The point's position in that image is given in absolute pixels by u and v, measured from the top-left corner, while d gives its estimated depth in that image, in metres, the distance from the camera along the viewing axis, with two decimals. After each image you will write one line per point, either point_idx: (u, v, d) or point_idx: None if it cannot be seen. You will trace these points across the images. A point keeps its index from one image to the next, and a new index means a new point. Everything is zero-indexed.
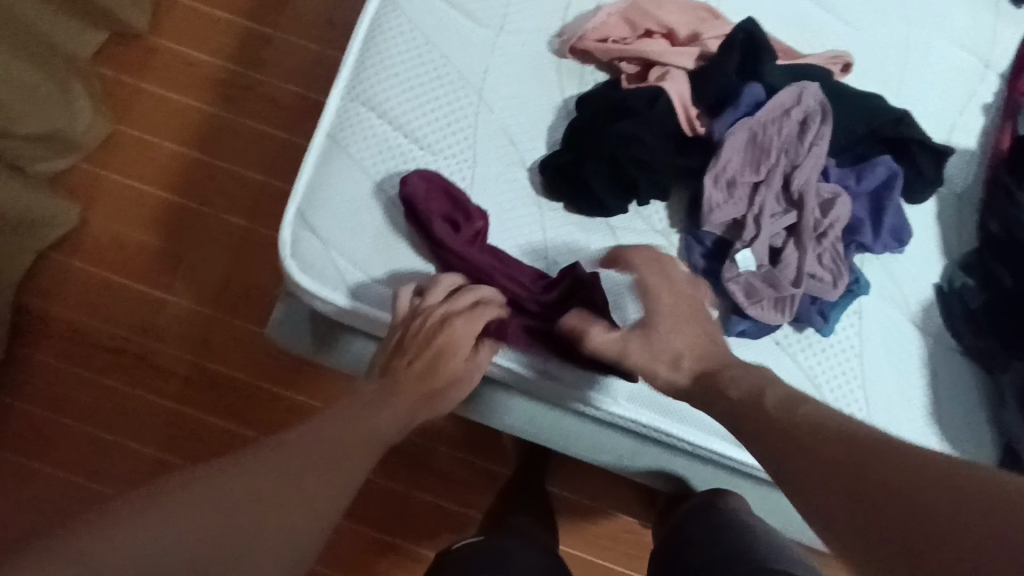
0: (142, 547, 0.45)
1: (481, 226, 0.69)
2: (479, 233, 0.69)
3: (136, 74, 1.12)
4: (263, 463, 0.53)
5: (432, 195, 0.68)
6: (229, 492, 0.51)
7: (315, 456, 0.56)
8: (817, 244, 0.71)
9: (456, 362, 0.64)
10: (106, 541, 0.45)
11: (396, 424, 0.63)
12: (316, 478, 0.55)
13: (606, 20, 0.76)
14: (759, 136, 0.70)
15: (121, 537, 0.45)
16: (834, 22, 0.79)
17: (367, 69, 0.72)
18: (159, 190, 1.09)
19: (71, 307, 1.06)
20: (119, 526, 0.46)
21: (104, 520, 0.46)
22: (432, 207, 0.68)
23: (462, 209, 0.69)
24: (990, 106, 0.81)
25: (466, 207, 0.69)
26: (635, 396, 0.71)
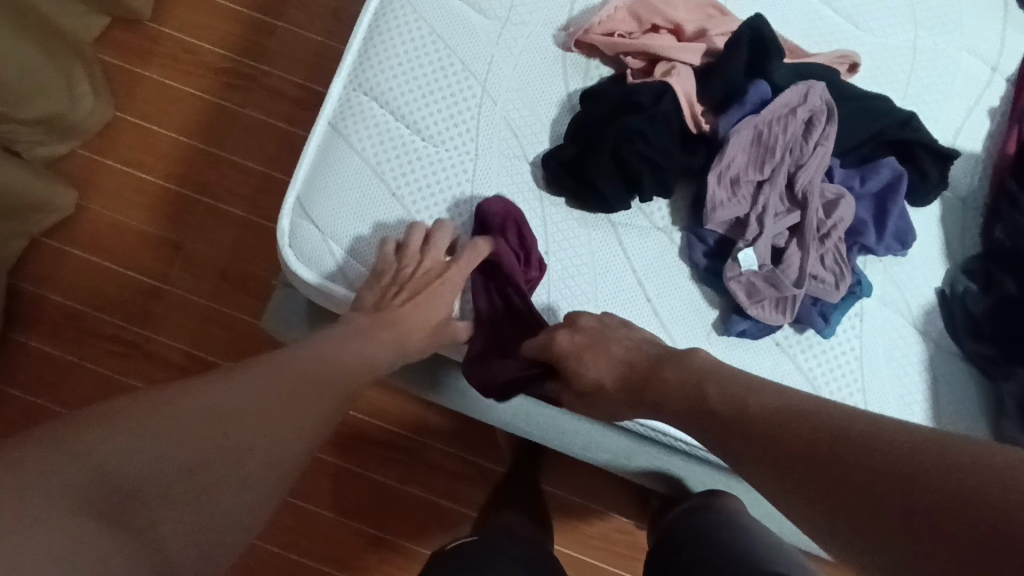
0: (152, 463, 0.44)
1: (534, 277, 0.69)
2: (531, 282, 0.69)
3: (137, 60, 1.11)
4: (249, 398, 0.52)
5: (506, 225, 0.68)
6: (240, 412, 0.51)
7: (312, 386, 0.58)
8: (821, 245, 0.70)
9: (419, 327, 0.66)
10: (118, 451, 0.44)
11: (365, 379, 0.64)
12: (308, 411, 0.56)
13: (612, 14, 0.75)
14: (765, 134, 0.70)
15: (131, 451, 0.44)
16: (843, 22, 0.78)
17: (370, 59, 0.72)
18: (158, 178, 1.08)
19: (65, 294, 1.05)
20: (129, 437, 0.44)
21: (109, 428, 0.44)
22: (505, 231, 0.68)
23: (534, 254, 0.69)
24: (997, 110, 0.80)
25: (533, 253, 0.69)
26: None
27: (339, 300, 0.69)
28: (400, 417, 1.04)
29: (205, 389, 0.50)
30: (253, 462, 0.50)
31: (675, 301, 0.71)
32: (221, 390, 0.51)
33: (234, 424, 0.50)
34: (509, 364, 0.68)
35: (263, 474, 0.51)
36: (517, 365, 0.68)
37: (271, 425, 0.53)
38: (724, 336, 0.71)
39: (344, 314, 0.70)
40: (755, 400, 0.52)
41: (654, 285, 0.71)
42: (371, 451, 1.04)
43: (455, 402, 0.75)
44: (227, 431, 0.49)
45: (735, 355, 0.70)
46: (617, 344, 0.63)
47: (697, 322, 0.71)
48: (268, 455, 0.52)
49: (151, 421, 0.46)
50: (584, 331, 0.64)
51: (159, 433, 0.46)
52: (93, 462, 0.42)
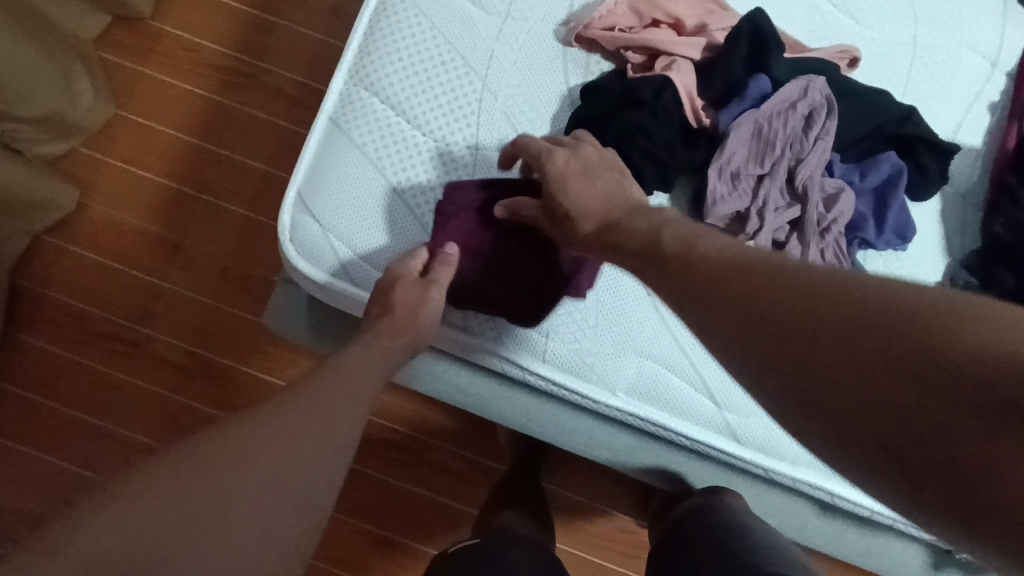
0: (176, 508, 0.45)
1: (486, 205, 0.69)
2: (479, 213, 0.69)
3: (138, 59, 1.11)
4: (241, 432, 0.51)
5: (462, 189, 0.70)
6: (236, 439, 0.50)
7: (338, 405, 0.56)
8: (821, 239, 0.70)
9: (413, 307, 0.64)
10: (145, 500, 0.45)
11: (377, 391, 0.62)
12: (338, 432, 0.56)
13: (613, 8, 0.74)
14: (764, 129, 0.70)
15: (149, 499, 0.45)
16: (843, 19, 0.78)
17: (371, 54, 0.72)
18: (158, 176, 1.08)
19: (67, 294, 1.05)
20: (144, 489, 0.45)
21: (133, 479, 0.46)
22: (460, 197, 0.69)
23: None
24: (997, 105, 0.80)
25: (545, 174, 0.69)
26: (633, 390, 0.71)
27: (336, 295, 0.68)
28: (402, 415, 1.04)
29: (219, 431, 0.51)
30: (282, 494, 0.50)
31: None
32: (243, 429, 0.51)
33: (259, 459, 0.50)
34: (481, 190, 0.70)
35: (295, 508, 0.51)
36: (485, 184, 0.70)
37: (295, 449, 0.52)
38: None
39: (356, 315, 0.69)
40: (710, 248, 0.48)
41: None
42: (372, 450, 1.04)
43: (458, 398, 0.75)
44: (251, 465, 0.49)
45: None
46: (601, 180, 0.62)
47: None
48: (296, 482, 0.51)
49: (170, 469, 0.47)
50: (579, 159, 0.63)
51: (183, 478, 0.47)
52: (113, 515, 0.43)
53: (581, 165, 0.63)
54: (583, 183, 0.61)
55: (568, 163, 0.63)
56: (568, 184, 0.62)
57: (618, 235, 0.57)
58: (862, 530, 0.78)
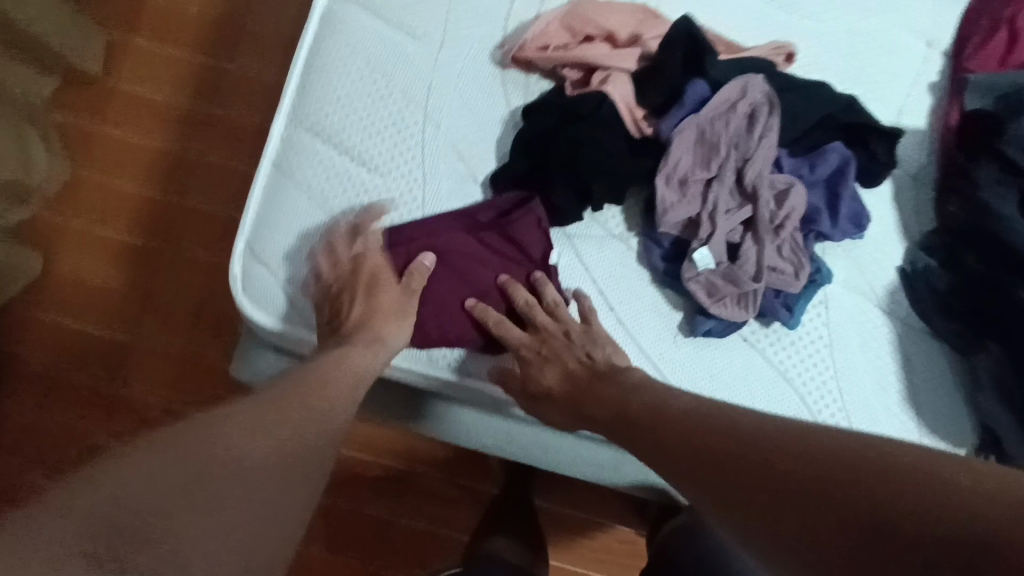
0: (186, 464, 0.43)
1: (490, 225, 0.70)
2: (484, 239, 0.69)
3: (93, 116, 1.09)
4: (259, 415, 0.50)
5: (470, 212, 0.70)
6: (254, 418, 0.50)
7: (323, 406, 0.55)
8: (776, 237, 0.69)
9: (383, 305, 0.65)
10: (149, 463, 0.42)
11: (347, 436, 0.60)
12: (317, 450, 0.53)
13: (546, 28, 0.73)
14: (707, 132, 0.69)
15: (165, 455, 0.43)
16: (778, 12, 0.77)
17: (307, 97, 0.71)
18: (122, 232, 1.07)
19: (39, 359, 1.03)
20: (165, 448, 0.44)
21: (107, 475, 0.41)
22: (472, 221, 0.70)
23: (539, 229, 0.69)
24: (937, 85, 0.78)
25: (504, 200, 0.71)
26: None
27: (273, 331, 0.68)
28: (388, 448, 1.02)
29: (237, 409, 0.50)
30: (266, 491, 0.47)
31: (639, 307, 0.71)
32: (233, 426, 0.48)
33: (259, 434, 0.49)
34: (486, 215, 0.70)
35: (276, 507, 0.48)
36: (486, 209, 0.70)
37: (281, 456, 0.49)
38: (691, 337, 0.71)
39: (305, 350, 0.68)
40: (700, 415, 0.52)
41: (616, 292, 0.71)
42: (364, 487, 1.02)
43: (437, 430, 0.74)
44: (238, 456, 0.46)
45: (705, 355, 0.71)
46: (569, 358, 0.66)
47: (663, 325, 0.71)
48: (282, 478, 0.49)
49: (193, 432, 0.46)
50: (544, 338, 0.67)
51: (180, 449, 0.44)
52: (128, 469, 0.41)
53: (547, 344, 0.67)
54: (545, 367, 0.66)
55: (527, 351, 0.66)
56: (531, 372, 0.66)
57: (589, 402, 0.63)
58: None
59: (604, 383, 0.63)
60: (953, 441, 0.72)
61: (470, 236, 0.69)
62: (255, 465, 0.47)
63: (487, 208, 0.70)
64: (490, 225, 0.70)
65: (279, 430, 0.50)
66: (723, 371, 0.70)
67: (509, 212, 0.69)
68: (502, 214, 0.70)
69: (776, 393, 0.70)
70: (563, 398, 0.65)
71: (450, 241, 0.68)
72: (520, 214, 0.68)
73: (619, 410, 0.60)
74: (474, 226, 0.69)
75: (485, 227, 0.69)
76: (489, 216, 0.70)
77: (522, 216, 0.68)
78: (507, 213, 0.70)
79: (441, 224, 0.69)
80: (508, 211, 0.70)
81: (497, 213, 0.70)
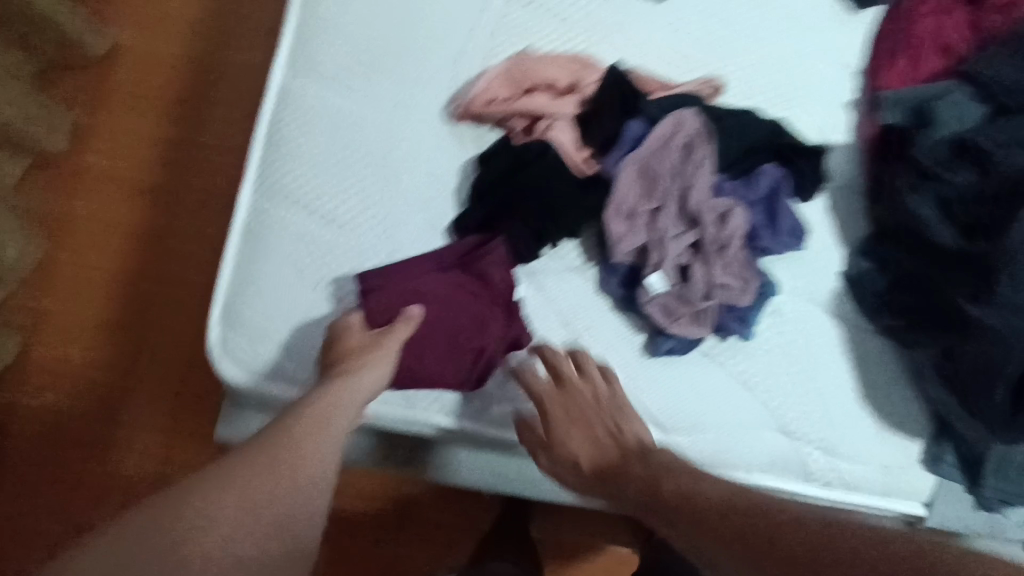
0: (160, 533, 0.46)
1: (456, 265, 0.74)
2: (453, 277, 0.73)
3: (64, 195, 1.12)
4: (243, 475, 0.51)
5: (437, 256, 0.74)
6: (237, 478, 0.50)
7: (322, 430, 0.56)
8: (721, 256, 0.74)
9: (363, 350, 0.64)
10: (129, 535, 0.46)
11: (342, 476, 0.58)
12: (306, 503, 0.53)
13: (489, 83, 0.77)
14: (649, 166, 0.75)
15: (145, 525, 0.46)
16: (703, 49, 0.83)
17: (271, 164, 0.75)
18: (99, 306, 1.09)
19: (28, 440, 1.04)
20: (149, 515, 0.47)
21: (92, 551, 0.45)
22: (439, 262, 0.74)
23: (502, 267, 0.73)
24: (853, 103, 0.85)
25: (466, 242, 0.75)
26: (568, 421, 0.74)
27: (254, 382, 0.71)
28: (381, 493, 1.04)
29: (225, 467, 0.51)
30: (246, 532, 0.49)
31: (604, 334, 0.75)
32: (224, 464, 0.52)
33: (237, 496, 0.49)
34: (449, 253, 0.75)
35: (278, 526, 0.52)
36: (450, 247, 0.75)
37: (263, 515, 0.50)
38: (655, 356, 0.75)
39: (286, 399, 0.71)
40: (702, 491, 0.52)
41: (580, 321, 0.75)
42: (360, 533, 1.03)
43: (422, 471, 0.79)
44: (232, 490, 0.50)
45: (669, 373, 0.75)
46: (599, 427, 0.64)
47: (627, 348, 0.75)
48: (273, 506, 0.51)
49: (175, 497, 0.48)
50: (573, 401, 0.66)
51: (159, 517, 0.47)
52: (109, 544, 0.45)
53: (576, 406, 0.66)
54: (576, 432, 0.65)
55: (556, 411, 0.66)
56: (559, 438, 0.65)
57: (620, 482, 0.60)
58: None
59: (639, 462, 0.59)
60: (906, 429, 0.77)
61: (437, 275, 0.73)
62: (233, 529, 0.48)
63: (451, 248, 0.75)
64: (454, 265, 0.74)
65: (261, 489, 0.51)
66: (688, 387, 0.74)
67: (476, 252, 0.74)
68: (465, 253, 0.75)
69: (739, 402, 0.75)
70: (594, 475, 0.62)
71: (422, 282, 0.72)
72: (482, 254, 0.73)
73: (652, 492, 0.55)
74: (441, 267, 0.74)
75: (450, 266, 0.74)
76: (453, 256, 0.74)
77: (487, 253, 0.73)
78: (471, 251, 0.75)
79: (412, 268, 0.73)
80: (470, 250, 0.75)
81: (460, 253, 0.75)
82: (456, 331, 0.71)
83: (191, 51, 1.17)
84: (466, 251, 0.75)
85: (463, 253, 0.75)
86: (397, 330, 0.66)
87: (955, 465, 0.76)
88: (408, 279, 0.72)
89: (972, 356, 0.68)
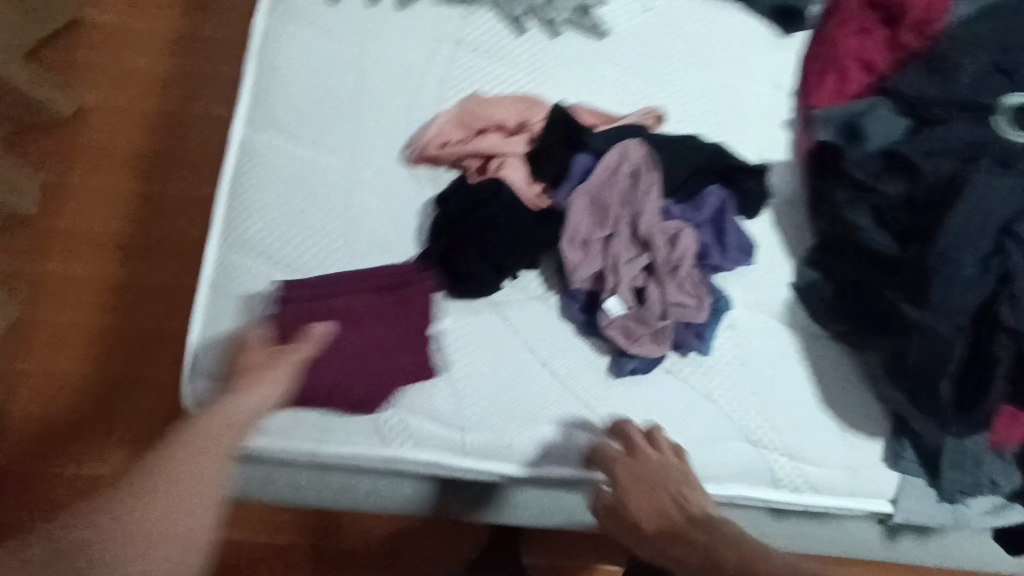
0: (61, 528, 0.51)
1: (380, 289, 0.76)
2: (371, 302, 0.75)
3: (36, 257, 1.13)
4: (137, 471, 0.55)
5: (360, 280, 0.76)
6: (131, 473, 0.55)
7: (208, 444, 0.58)
8: (674, 276, 0.78)
9: (258, 363, 0.67)
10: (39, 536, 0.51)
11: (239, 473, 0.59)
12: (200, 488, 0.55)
13: (442, 127, 0.81)
14: (598, 196, 0.79)
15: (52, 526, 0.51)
16: (644, 80, 0.88)
17: (237, 221, 0.78)
18: (75, 364, 1.09)
19: (6, 506, 1.03)
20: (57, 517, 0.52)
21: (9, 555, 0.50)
22: (362, 287, 0.76)
23: (422, 299, 0.76)
24: (790, 122, 0.90)
25: (390, 268, 0.77)
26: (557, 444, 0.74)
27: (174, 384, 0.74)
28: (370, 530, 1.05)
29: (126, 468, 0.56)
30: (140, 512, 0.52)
31: (570, 359, 0.78)
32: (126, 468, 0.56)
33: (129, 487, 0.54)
34: (369, 275, 0.77)
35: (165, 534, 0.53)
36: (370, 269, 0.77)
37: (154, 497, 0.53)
38: (620, 377, 0.77)
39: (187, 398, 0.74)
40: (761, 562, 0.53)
41: (546, 348, 0.77)
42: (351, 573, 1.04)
43: (409, 505, 0.79)
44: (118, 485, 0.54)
45: (634, 392, 0.77)
46: (664, 495, 0.66)
47: (592, 371, 0.78)
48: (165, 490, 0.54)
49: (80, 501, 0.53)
50: (639, 470, 0.68)
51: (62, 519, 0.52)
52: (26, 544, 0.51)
53: (643, 474, 0.68)
54: (643, 497, 0.66)
55: (624, 476, 0.69)
56: (627, 501, 0.67)
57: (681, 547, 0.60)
58: (818, 522, 0.83)
59: (700, 529, 0.60)
60: (867, 429, 0.80)
61: (355, 299, 0.75)
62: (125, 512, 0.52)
63: (375, 273, 0.77)
64: (378, 287, 0.76)
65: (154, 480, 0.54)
66: (653, 404, 0.77)
67: (395, 279, 0.76)
68: (393, 278, 0.76)
69: (703, 415, 0.77)
70: (654, 536, 0.63)
71: (339, 306, 0.74)
72: (405, 283, 0.76)
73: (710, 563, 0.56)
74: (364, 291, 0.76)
75: (375, 290, 0.76)
76: (378, 280, 0.76)
77: (413, 286, 0.76)
78: (396, 277, 0.77)
79: (330, 291, 0.75)
80: (397, 276, 0.77)
81: (387, 277, 0.77)
82: (367, 356, 0.74)
83: (157, 108, 1.20)
84: (392, 277, 0.76)
85: (390, 278, 0.76)
86: (300, 350, 0.69)
87: (915, 460, 0.79)
88: (325, 302, 0.74)
89: (917, 356, 0.73)
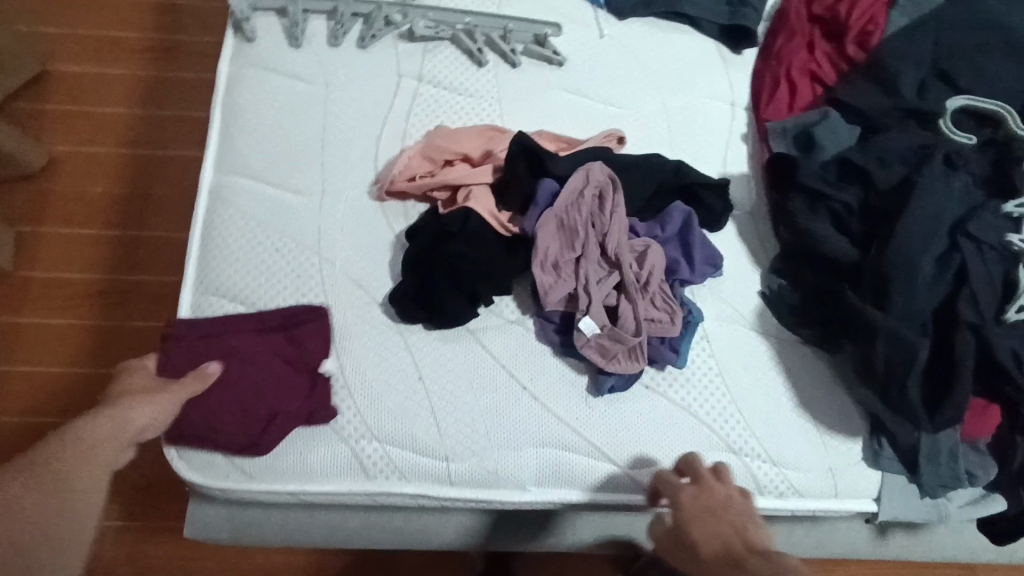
0: None
1: (274, 330, 0.76)
2: (265, 341, 0.76)
3: (11, 311, 1.12)
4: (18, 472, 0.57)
5: (257, 322, 0.76)
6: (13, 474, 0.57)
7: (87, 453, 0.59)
8: (645, 292, 0.79)
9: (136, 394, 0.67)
10: None
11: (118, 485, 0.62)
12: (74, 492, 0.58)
13: (408, 162, 0.82)
14: (566, 219, 0.80)
15: None
16: (603, 104, 0.90)
17: (210, 264, 0.79)
18: (56, 416, 1.07)
19: None
20: None
21: None
22: (259, 327, 0.76)
23: (316, 340, 0.76)
24: (748, 135, 0.93)
25: (290, 308, 0.77)
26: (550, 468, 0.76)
27: None
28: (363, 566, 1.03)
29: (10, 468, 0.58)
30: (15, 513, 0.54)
31: (549, 380, 0.78)
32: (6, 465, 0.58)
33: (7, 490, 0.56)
34: (263, 318, 0.77)
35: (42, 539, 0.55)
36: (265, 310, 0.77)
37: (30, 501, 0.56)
38: (599, 396, 0.78)
39: None
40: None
41: (525, 372, 0.78)
42: None
43: (402, 539, 0.80)
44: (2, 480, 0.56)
45: (613, 410, 0.78)
46: (729, 526, 0.66)
47: (572, 391, 0.78)
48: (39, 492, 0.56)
49: None
50: (706, 500, 0.69)
51: None
52: None
53: (709, 506, 0.68)
54: (707, 525, 0.66)
55: (688, 502, 0.69)
56: (687, 527, 0.67)
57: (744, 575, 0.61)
58: (809, 525, 0.83)
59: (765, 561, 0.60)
60: (846, 430, 0.81)
61: (248, 338, 0.75)
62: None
63: (266, 315, 0.77)
64: (273, 328, 0.76)
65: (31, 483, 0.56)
66: (633, 420, 0.78)
67: (286, 319, 0.76)
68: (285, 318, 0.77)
69: (685, 428, 0.78)
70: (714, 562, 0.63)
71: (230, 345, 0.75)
72: (299, 321, 0.76)
73: None
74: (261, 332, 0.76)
75: (273, 330, 0.76)
76: (273, 321, 0.77)
77: (308, 323, 0.76)
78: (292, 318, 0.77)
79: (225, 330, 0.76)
80: (292, 317, 0.77)
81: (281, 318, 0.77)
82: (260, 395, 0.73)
83: (128, 155, 1.20)
84: (286, 317, 0.77)
85: (285, 318, 0.77)
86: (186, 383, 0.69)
87: (894, 459, 0.79)
88: (217, 341, 0.75)
89: (886, 354, 0.75)
